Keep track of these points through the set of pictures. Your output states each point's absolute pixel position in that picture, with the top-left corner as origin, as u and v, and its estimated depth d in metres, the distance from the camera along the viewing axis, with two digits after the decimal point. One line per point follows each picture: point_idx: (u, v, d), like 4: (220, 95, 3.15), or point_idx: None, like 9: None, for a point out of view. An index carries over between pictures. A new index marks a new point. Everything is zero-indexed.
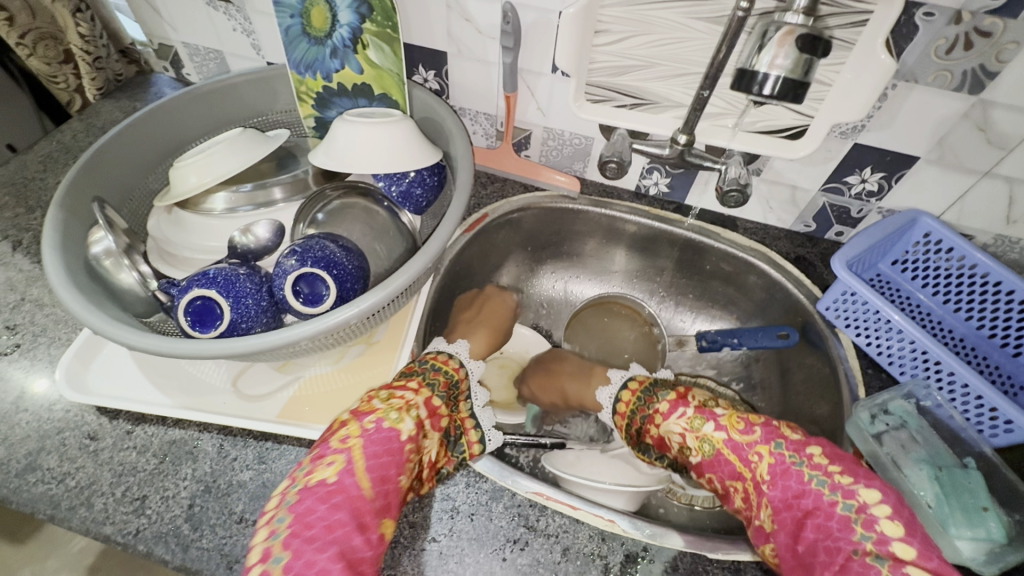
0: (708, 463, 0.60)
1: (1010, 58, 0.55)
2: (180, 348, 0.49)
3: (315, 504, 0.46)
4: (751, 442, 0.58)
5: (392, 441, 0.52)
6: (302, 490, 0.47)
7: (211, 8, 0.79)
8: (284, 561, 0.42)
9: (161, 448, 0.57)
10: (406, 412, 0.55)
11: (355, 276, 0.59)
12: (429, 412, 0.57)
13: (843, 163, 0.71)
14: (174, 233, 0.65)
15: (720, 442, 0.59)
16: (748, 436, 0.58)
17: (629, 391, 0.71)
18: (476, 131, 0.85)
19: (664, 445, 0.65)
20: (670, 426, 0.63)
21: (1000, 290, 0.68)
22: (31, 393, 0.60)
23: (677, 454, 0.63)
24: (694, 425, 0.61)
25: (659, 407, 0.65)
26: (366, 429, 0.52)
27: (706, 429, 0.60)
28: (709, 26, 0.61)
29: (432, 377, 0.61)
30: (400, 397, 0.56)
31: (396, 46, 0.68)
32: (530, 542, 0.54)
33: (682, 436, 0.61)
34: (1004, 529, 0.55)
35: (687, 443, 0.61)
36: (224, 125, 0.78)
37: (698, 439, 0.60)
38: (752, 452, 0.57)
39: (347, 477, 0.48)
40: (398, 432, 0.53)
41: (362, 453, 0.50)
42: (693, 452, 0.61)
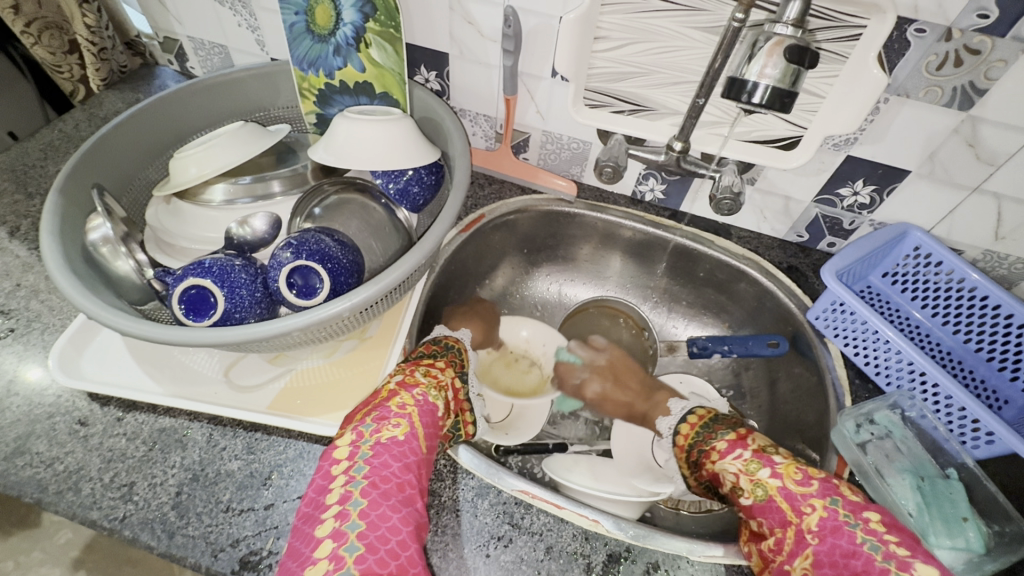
0: (759, 510, 0.55)
1: (999, 76, 0.56)
2: (173, 335, 0.50)
3: (390, 460, 0.49)
4: (806, 494, 0.53)
5: (436, 416, 0.56)
6: (377, 445, 0.50)
7: (218, 4, 0.80)
8: (362, 506, 0.44)
9: (151, 436, 0.57)
10: (441, 393, 0.59)
11: (350, 270, 0.59)
12: (456, 395, 0.61)
13: (836, 175, 0.72)
14: (171, 223, 0.66)
15: (774, 488, 0.55)
16: (804, 487, 0.53)
17: (687, 424, 0.69)
18: (476, 133, 0.86)
19: (718, 482, 0.62)
20: (726, 465, 0.60)
21: (987, 305, 0.69)
22: (23, 378, 0.60)
23: (729, 493, 0.59)
24: (751, 468, 0.57)
25: (716, 445, 0.63)
26: (419, 399, 0.55)
27: (761, 473, 0.56)
28: (706, 36, 0.62)
29: (455, 359, 0.66)
30: (435, 375, 0.60)
31: (398, 45, 0.69)
32: (513, 539, 0.54)
33: (736, 475, 0.58)
34: (982, 539, 0.55)
35: (740, 485, 0.57)
36: (226, 118, 0.79)
37: (752, 482, 0.56)
38: (804, 504, 0.52)
39: (414, 440, 0.51)
40: (439, 406, 0.57)
41: (421, 420, 0.54)
42: (745, 494, 0.57)
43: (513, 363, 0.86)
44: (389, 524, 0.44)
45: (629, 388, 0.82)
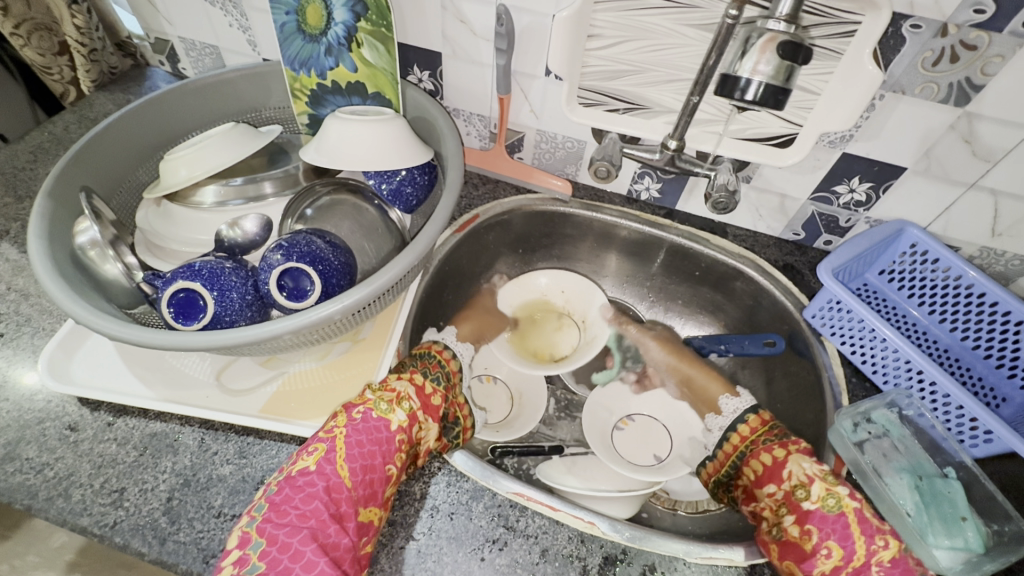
0: (820, 517, 0.54)
1: (995, 72, 0.56)
2: (161, 339, 0.49)
3: (292, 492, 0.47)
4: (882, 528, 0.52)
5: (379, 431, 0.53)
6: (283, 480, 0.49)
7: (209, 4, 0.79)
8: (261, 546, 0.44)
9: (142, 441, 0.57)
10: (397, 404, 0.56)
11: (342, 272, 0.59)
12: (422, 404, 0.58)
13: (832, 173, 0.72)
14: (161, 225, 0.65)
15: (849, 506, 0.53)
16: (880, 520, 0.53)
17: (757, 417, 0.68)
18: (470, 132, 0.85)
19: (769, 480, 0.60)
20: (798, 463, 0.58)
21: (983, 302, 0.69)
22: (20, 383, 0.60)
23: (783, 493, 0.57)
24: (829, 478, 0.56)
25: (790, 447, 0.61)
26: (353, 420, 0.53)
27: (840, 488, 0.55)
28: (699, 33, 0.62)
29: (421, 365, 0.64)
30: (391, 390, 0.58)
31: (390, 45, 0.68)
32: (509, 542, 0.54)
33: (808, 477, 0.57)
34: (981, 538, 0.55)
35: (811, 490, 0.56)
36: (216, 120, 0.78)
37: (826, 491, 0.55)
38: (878, 535, 0.52)
39: (326, 465, 0.49)
40: (387, 421, 0.54)
41: (345, 442, 0.51)
42: (809, 500, 0.55)
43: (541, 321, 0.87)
44: (290, 552, 0.44)
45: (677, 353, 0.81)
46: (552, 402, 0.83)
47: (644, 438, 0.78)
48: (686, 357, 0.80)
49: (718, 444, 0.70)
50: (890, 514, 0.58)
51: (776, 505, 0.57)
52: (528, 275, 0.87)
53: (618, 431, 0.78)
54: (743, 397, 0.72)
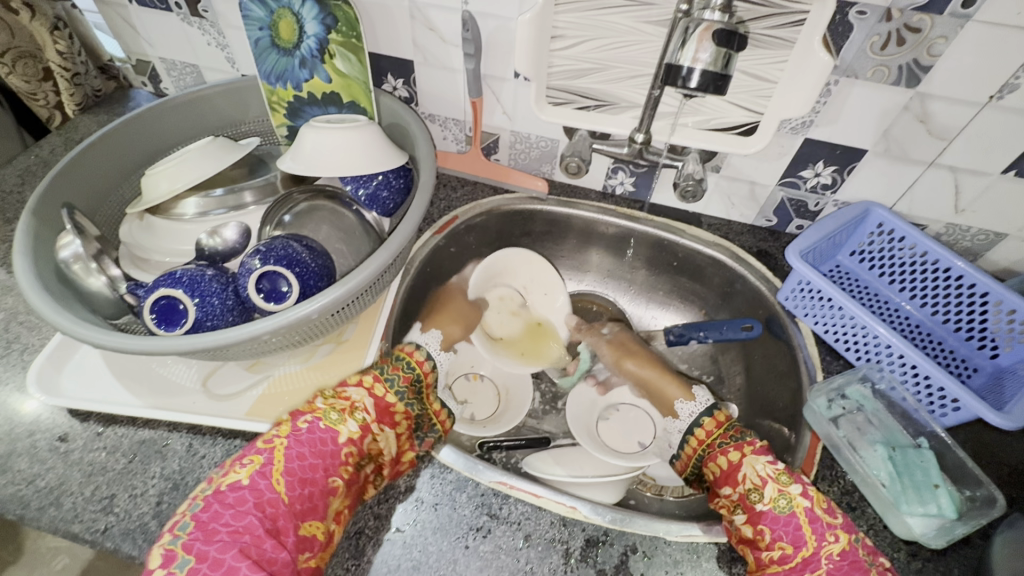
0: (770, 517, 0.53)
1: (940, 52, 0.58)
2: (143, 343, 0.51)
3: (221, 509, 0.46)
4: (832, 522, 0.52)
5: (324, 443, 0.52)
6: (209, 494, 0.47)
7: (186, 24, 0.81)
8: (190, 563, 0.43)
9: (131, 448, 0.58)
10: (349, 415, 0.55)
11: (320, 274, 0.60)
12: (378, 412, 0.56)
13: (796, 158, 0.74)
14: (143, 238, 0.67)
15: (799, 505, 0.53)
16: (831, 516, 0.52)
17: (713, 420, 0.66)
18: (447, 136, 0.87)
19: (726, 480, 0.59)
20: (751, 465, 0.57)
21: (950, 276, 0.70)
22: (20, 412, 0.60)
23: (737, 495, 0.57)
24: (780, 478, 0.55)
25: (744, 446, 0.60)
26: (298, 430, 0.52)
27: (792, 488, 0.54)
28: (657, 29, 0.64)
29: (393, 373, 0.61)
30: (345, 399, 0.56)
31: (362, 54, 0.71)
32: (492, 529, 0.55)
33: (761, 479, 0.56)
34: (954, 505, 0.56)
35: (761, 490, 0.55)
36: (197, 135, 0.80)
37: (777, 492, 0.54)
38: (828, 531, 0.51)
39: (260, 479, 0.48)
40: (335, 434, 0.53)
41: (284, 454, 0.50)
42: (761, 500, 0.55)
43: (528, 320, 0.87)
44: (223, 569, 0.43)
45: (642, 363, 0.81)
46: (538, 395, 0.84)
47: (629, 426, 0.78)
48: (641, 360, 0.81)
49: (682, 444, 0.68)
50: (864, 485, 0.60)
51: (730, 506, 0.57)
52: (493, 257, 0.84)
53: (603, 422, 0.79)
54: (700, 401, 0.71)
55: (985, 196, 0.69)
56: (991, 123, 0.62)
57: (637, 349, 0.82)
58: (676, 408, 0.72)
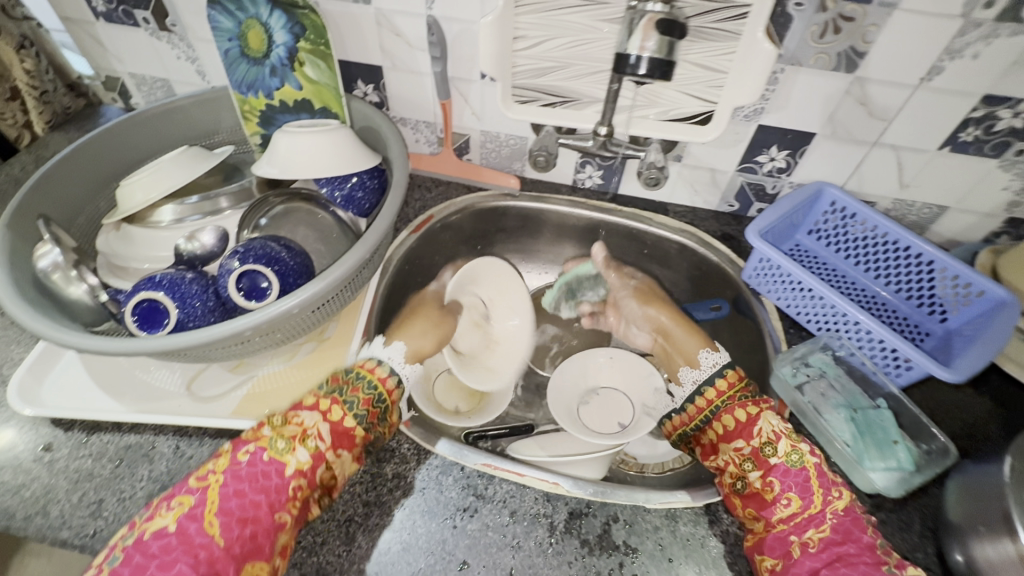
0: (783, 469, 0.57)
1: (873, 39, 0.63)
2: (125, 345, 0.51)
3: (145, 560, 0.46)
4: (835, 481, 0.56)
5: (268, 477, 0.52)
6: (130, 546, 0.47)
7: (155, 39, 0.83)
8: None
9: (117, 453, 0.59)
10: (299, 443, 0.54)
11: (299, 271, 0.62)
12: (334, 439, 0.56)
13: (752, 144, 0.78)
14: (121, 247, 0.67)
15: (809, 461, 0.57)
16: (833, 474, 0.57)
17: (727, 381, 0.67)
18: (419, 139, 0.90)
19: (739, 435, 0.61)
20: (767, 421, 0.61)
21: (899, 248, 0.75)
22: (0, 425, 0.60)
23: (752, 448, 0.59)
24: (794, 435, 0.59)
25: (763, 403, 0.63)
26: (236, 465, 0.52)
27: (803, 445, 0.58)
28: (613, 27, 0.68)
29: (353, 395, 0.60)
30: (296, 425, 0.55)
31: (331, 61, 0.73)
32: (479, 509, 0.57)
33: (776, 434, 0.59)
34: (912, 458, 0.60)
35: (778, 444, 0.58)
36: (171, 145, 0.81)
37: (791, 447, 0.58)
38: (834, 487, 0.56)
39: (189, 523, 0.48)
40: (278, 466, 0.53)
41: (217, 493, 0.50)
42: (775, 454, 0.58)
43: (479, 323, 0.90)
44: None
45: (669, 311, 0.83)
46: (521, 385, 0.86)
47: (609, 408, 0.81)
48: (668, 308, 0.83)
49: (690, 397, 0.69)
50: (829, 446, 0.63)
51: (741, 460, 0.59)
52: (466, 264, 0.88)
53: (585, 405, 0.82)
54: (723, 353, 0.72)
55: (926, 171, 0.74)
56: (925, 103, 0.67)
57: (661, 298, 0.85)
58: (698, 358, 0.73)
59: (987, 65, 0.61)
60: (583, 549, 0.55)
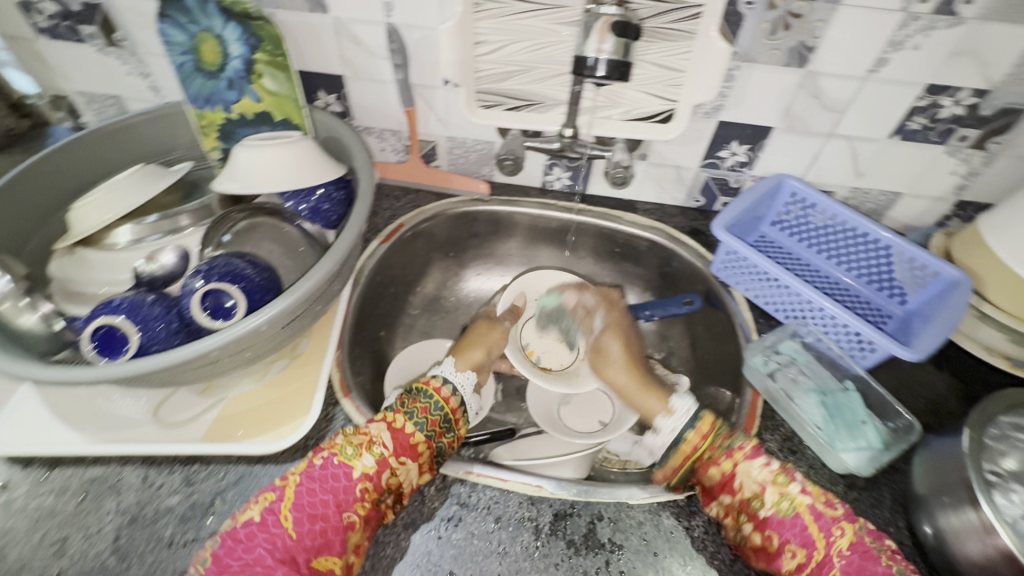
0: (777, 522, 0.54)
1: (821, 34, 0.65)
2: (82, 374, 0.49)
3: (234, 544, 0.49)
4: (836, 516, 0.52)
5: (337, 479, 0.53)
6: (223, 537, 0.50)
7: (104, 55, 0.80)
8: None
9: (81, 487, 0.56)
10: (366, 449, 0.55)
11: (265, 288, 0.60)
12: (398, 446, 0.56)
13: (713, 140, 0.80)
14: (75, 271, 0.65)
15: (802, 505, 0.54)
16: (832, 509, 0.53)
17: (698, 433, 0.61)
18: (385, 148, 0.89)
19: (723, 489, 0.57)
20: (747, 472, 0.56)
21: (858, 235, 0.77)
22: None
23: (738, 504, 0.56)
24: (778, 479, 0.55)
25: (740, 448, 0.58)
26: (313, 466, 0.54)
27: (791, 488, 0.54)
28: (572, 30, 0.68)
29: (410, 405, 0.61)
30: (364, 432, 0.57)
31: (290, 72, 0.72)
32: (463, 517, 0.56)
33: (759, 485, 0.55)
34: (880, 437, 0.62)
35: (764, 495, 0.55)
36: (125, 164, 0.78)
37: (779, 495, 0.54)
38: (835, 526, 0.52)
39: (268, 516, 0.50)
40: (352, 468, 0.54)
41: (294, 492, 0.52)
42: (765, 506, 0.54)
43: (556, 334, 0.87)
44: None
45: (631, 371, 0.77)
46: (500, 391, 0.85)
47: (588, 407, 0.81)
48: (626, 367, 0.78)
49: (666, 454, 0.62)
50: (802, 431, 0.65)
51: (733, 515, 0.56)
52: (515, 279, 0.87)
53: (565, 406, 0.82)
54: (680, 410, 0.65)
55: (879, 160, 0.77)
56: (873, 94, 0.69)
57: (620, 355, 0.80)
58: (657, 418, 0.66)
59: (928, 56, 0.64)
60: (569, 550, 0.55)
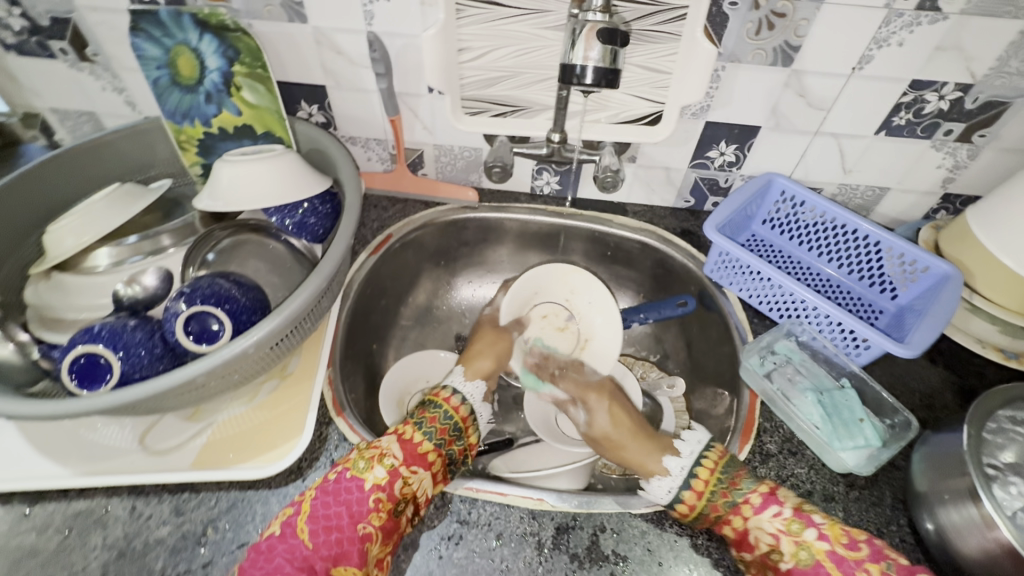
0: (800, 573, 0.52)
1: (806, 33, 0.65)
2: (62, 407, 0.47)
3: (255, 556, 0.50)
4: (859, 559, 0.50)
5: (350, 491, 0.53)
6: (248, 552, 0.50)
7: (76, 70, 0.77)
8: None
9: (65, 522, 0.54)
10: (377, 461, 0.55)
11: (252, 308, 0.59)
12: (407, 456, 0.56)
13: (702, 140, 0.79)
14: (53, 297, 0.62)
15: (821, 551, 0.51)
16: (855, 552, 0.51)
17: (693, 492, 0.57)
18: (371, 157, 0.87)
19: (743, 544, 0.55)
20: (759, 526, 0.54)
21: (847, 232, 0.77)
22: None
23: (759, 558, 0.54)
24: (792, 528, 0.53)
25: (748, 498, 0.55)
26: (328, 480, 0.54)
27: (806, 535, 0.52)
28: (557, 34, 0.68)
29: (421, 416, 0.61)
30: (375, 446, 0.57)
31: (269, 84, 0.70)
32: (464, 535, 0.55)
33: (774, 538, 0.53)
34: (878, 434, 0.62)
35: (781, 547, 0.52)
36: (102, 183, 0.76)
37: (795, 544, 0.52)
38: (859, 570, 0.50)
39: (285, 529, 0.51)
40: (365, 480, 0.54)
41: (310, 505, 0.52)
42: (785, 557, 0.52)
43: (557, 321, 0.85)
44: None
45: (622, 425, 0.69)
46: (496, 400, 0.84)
47: None
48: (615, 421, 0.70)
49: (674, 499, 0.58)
50: (801, 431, 0.65)
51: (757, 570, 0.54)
52: (523, 275, 0.83)
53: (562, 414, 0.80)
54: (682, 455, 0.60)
55: (866, 156, 0.77)
56: (858, 90, 0.70)
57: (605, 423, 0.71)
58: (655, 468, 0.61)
59: (911, 52, 0.65)
60: (573, 563, 0.54)
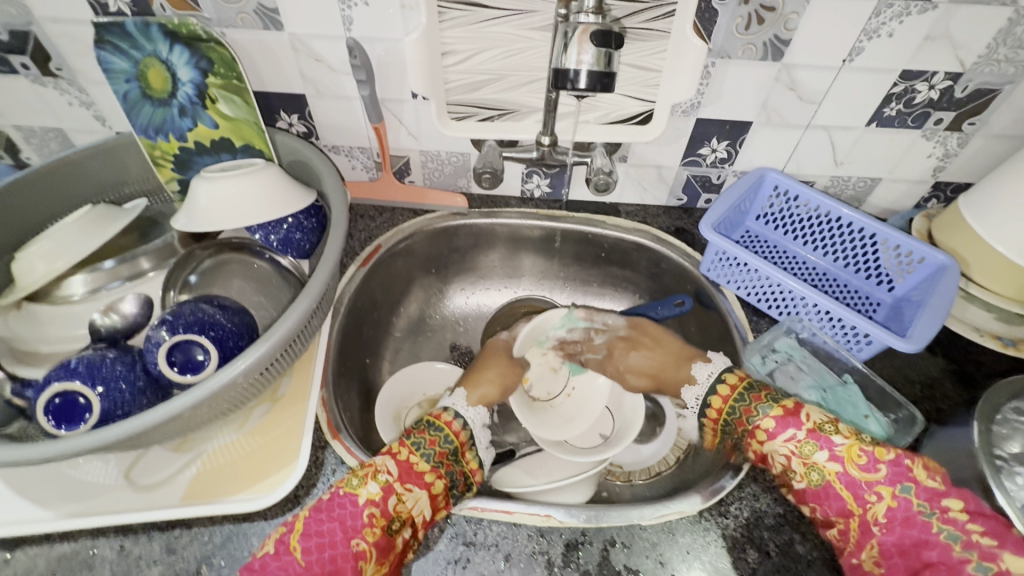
0: (812, 492, 0.54)
1: (795, 26, 0.64)
2: (41, 451, 0.45)
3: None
4: (872, 481, 0.51)
5: (344, 506, 0.51)
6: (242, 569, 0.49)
7: (39, 86, 0.73)
8: None
9: (50, 566, 0.52)
10: (371, 476, 0.53)
11: (239, 333, 0.56)
12: (402, 472, 0.54)
13: (693, 137, 0.78)
14: (26, 329, 0.60)
15: (832, 473, 0.53)
16: (869, 474, 0.52)
17: (712, 414, 0.64)
18: (356, 166, 0.85)
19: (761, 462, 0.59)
20: (774, 448, 0.56)
21: (842, 225, 0.77)
22: None
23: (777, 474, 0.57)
24: (805, 450, 0.55)
25: (761, 423, 0.58)
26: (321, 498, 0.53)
27: (817, 457, 0.54)
28: (543, 34, 0.66)
29: (419, 436, 0.58)
30: (371, 463, 0.55)
31: (246, 95, 0.68)
32: (471, 558, 0.54)
33: (786, 458, 0.56)
34: (882, 430, 0.62)
35: (793, 467, 0.55)
36: (73, 204, 0.73)
37: (806, 466, 0.54)
38: (870, 492, 0.51)
39: (279, 548, 0.49)
40: (359, 496, 0.52)
41: (302, 524, 0.51)
42: (797, 477, 0.55)
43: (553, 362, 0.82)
44: None
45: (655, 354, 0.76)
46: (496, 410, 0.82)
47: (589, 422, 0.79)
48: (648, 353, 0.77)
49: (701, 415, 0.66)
50: None
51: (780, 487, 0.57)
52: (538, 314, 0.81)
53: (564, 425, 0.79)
54: (715, 361, 0.68)
55: (857, 148, 0.77)
56: (850, 83, 0.69)
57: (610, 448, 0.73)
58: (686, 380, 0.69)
59: (902, 44, 0.64)
60: None
